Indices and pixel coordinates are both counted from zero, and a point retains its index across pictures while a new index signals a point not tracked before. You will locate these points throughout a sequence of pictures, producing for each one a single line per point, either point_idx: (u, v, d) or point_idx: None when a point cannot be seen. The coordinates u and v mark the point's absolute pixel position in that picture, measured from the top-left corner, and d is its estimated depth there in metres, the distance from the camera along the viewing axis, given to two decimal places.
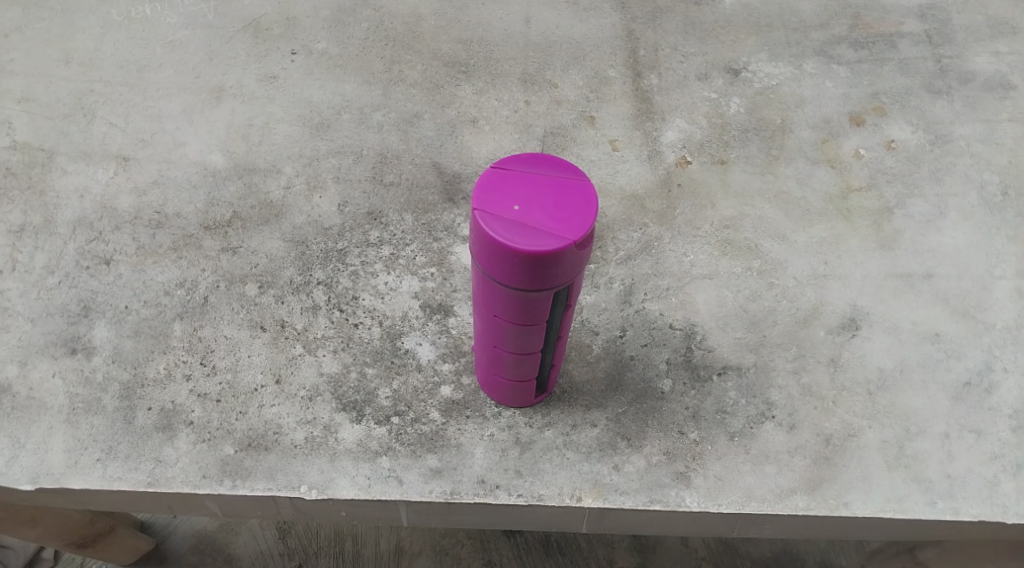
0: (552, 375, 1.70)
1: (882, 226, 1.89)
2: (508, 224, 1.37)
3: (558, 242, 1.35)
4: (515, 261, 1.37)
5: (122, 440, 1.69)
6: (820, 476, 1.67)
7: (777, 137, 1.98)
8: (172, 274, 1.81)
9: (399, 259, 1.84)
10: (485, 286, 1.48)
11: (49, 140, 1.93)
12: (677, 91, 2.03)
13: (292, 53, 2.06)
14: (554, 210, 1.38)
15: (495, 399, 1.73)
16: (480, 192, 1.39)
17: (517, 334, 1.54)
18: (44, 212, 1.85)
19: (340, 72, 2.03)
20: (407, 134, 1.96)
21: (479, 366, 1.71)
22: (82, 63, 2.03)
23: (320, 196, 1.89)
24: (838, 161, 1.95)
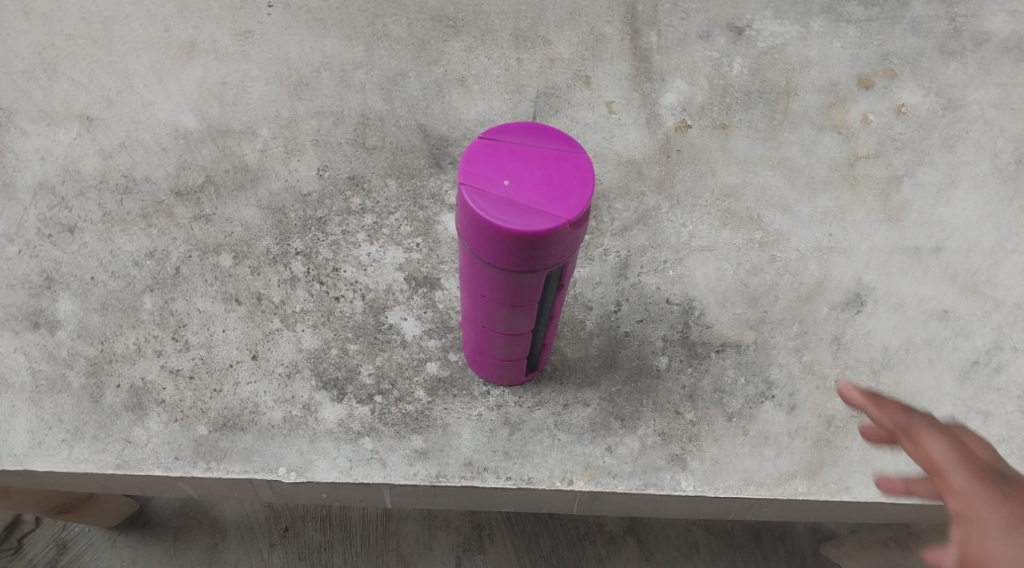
0: (543, 356, 1.62)
1: (890, 195, 1.80)
2: (496, 202, 1.27)
3: (550, 222, 1.26)
4: (504, 241, 1.28)
5: (90, 419, 1.60)
6: (820, 460, 1.61)
7: (782, 101, 1.89)
8: (141, 243, 1.71)
9: (383, 229, 1.74)
10: (472, 267, 1.39)
11: (7, 98, 1.82)
12: (677, 50, 1.94)
13: (268, 5, 1.95)
14: (547, 187, 1.28)
15: (483, 379, 1.65)
16: (467, 167, 1.29)
17: (506, 316, 1.46)
18: (3, 175, 1.75)
19: (320, 26, 1.93)
20: (392, 94, 1.86)
21: (466, 346, 1.62)
22: (41, 15, 1.92)
23: (298, 160, 1.79)
24: (845, 127, 1.87)
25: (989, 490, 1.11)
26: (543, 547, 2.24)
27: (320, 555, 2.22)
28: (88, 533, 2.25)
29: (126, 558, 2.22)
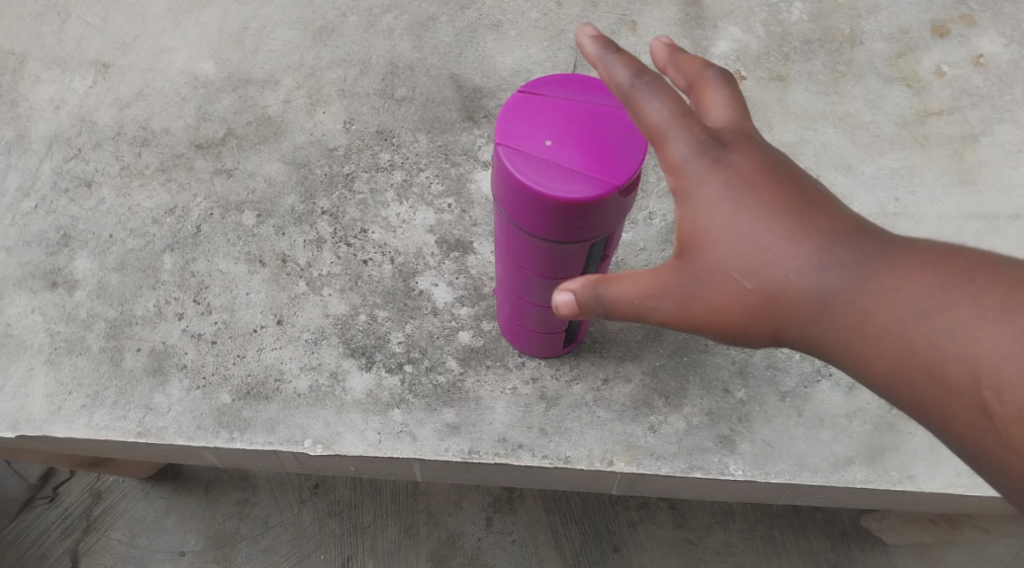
0: (585, 330, 1.50)
1: (965, 155, 1.66)
2: (537, 166, 1.14)
3: (597, 189, 1.12)
4: (544, 210, 1.15)
5: (109, 384, 1.53)
6: (882, 444, 1.49)
7: (846, 51, 1.74)
8: (160, 199, 1.63)
9: (413, 187, 1.65)
10: (508, 234, 1.27)
11: (20, 43, 1.75)
12: None
13: None
14: (594, 149, 1.14)
15: (519, 349, 1.54)
16: (505, 126, 1.16)
17: (545, 288, 1.34)
18: (17, 126, 1.68)
19: None
20: (422, 40, 1.76)
21: (502, 316, 1.51)
22: None
23: (324, 111, 1.70)
24: (917, 80, 1.72)
25: (707, 163, 1.07)
26: (575, 509, 1.99)
27: (350, 513, 1.98)
28: (123, 482, 2.03)
29: (158, 510, 2.00)
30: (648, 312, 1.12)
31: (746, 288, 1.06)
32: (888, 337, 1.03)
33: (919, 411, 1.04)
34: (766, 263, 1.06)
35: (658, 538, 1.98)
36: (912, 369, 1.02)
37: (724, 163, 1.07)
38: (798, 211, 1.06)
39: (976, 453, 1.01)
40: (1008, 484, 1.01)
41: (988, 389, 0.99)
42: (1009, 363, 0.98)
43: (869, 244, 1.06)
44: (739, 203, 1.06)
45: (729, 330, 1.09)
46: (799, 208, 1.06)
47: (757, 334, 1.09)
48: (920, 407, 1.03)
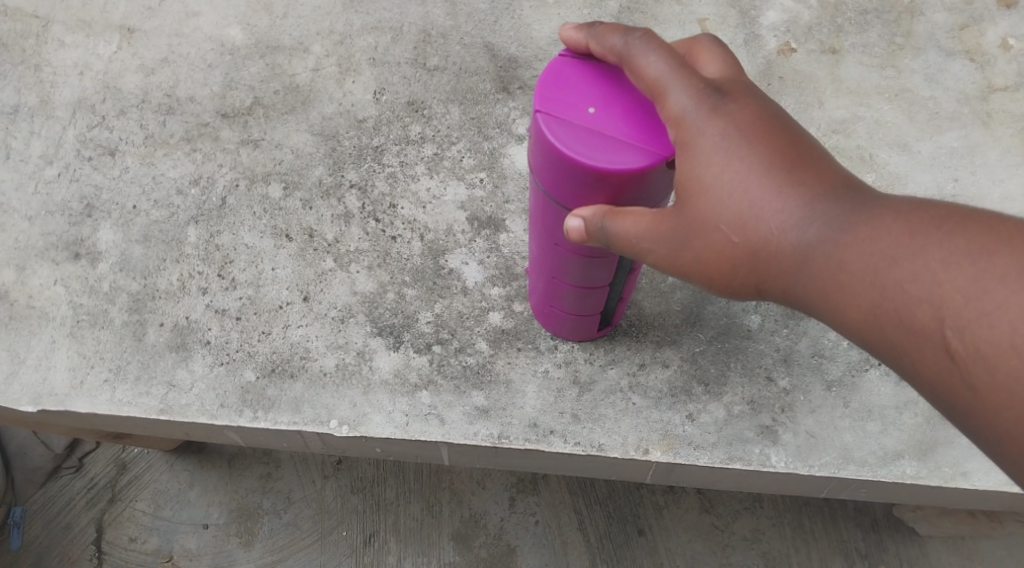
0: (619, 315, 1.43)
1: None
2: (580, 135, 1.07)
3: (640, 161, 1.05)
4: (586, 182, 1.08)
5: (131, 358, 1.49)
6: (933, 438, 1.43)
7: (904, 22, 1.66)
8: (185, 169, 1.59)
9: (444, 160, 1.59)
10: (544, 208, 1.20)
11: (44, 7, 1.71)
12: None
13: None
14: (640, 119, 1.07)
15: (551, 330, 1.48)
16: (545, 92, 1.08)
17: (580, 269, 1.27)
18: (40, 91, 1.65)
19: None
20: (456, 7, 1.69)
21: (534, 296, 1.44)
22: None
23: (353, 80, 1.64)
24: (980, 53, 1.63)
25: (705, 107, 1.05)
26: (599, 490, 1.94)
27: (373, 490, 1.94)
28: (148, 452, 1.99)
29: (183, 481, 1.97)
30: (635, 259, 1.10)
31: (729, 236, 1.05)
32: (860, 286, 1.01)
33: (889, 361, 1.01)
34: (752, 211, 1.04)
35: (684, 522, 1.91)
36: (889, 320, 1.00)
37: (716, 115, 1.05)
38: (787, 161, 1.04)
39: (946, 400, 0.98)
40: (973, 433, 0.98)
41: (952, 330, 0.96)
42: (977, 309, 0.96)
43: (859, 202, 1.04)
44: (727, 151, 1.04)
45: (712, 281, 1.08)
46: (787, 158, 1.04)
47: (740, 288, 1.08)
48: (891, 357, 1.01)
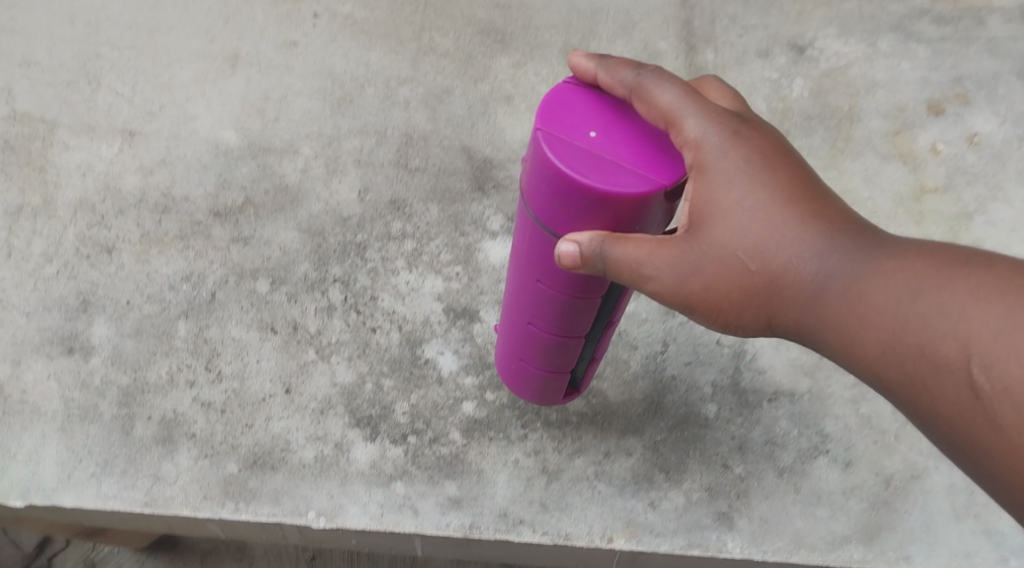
0: (590, 374, 1.52)
1: (959, 233, 1.74)
2: (581, 154, 1.14)
3: (643, 185, 1.13)
4: (586, 201, 1.15)
5: (119, 453, 1.53)
6: (878, 523, 1.51)
7: (845, 127, 1.83)
8: (178, 266, 1.67)
9: (422, 255, 1.70)
10: (532, 240, 1.27)
11: (50, 110, 1.81)
12: (734, 69, 1.89)
13: (315, 16, 1.93)
14: (639, 148, 1.16)
15: (518, 389, 1.55)
16: (549, 114, 1.17)
17: (559, 312, 1.35)
18: (44, 192, 1.73)
19: (365, 40, 1.91)
20: (436, 112, 1.83)
21: (504, 353, 1.52)
22: (87, 23, 1.91)
23: (339, 181, 1.76)
24: (913, 156, 1.81)
25: (722, 142, 1.18)
26: None
27: None
28: (118, 552, 2.00)
29: None
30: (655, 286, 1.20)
31: (743, 262, 1.17)
32: (875, 314, 1.12)
33: (892, 384, 1.12)
34: (765, 242, 1.16)
35: None
36: (894, 345, 1.11)
37: (731, 148, 1.19)
38: (797, 198, 1.17)
39: (943, 421, 1.08)
40: (971, 456, 1.07)
41: (977, 366, 1.04)
42: (998, 340, 1.04)
43: (878, 243, 1.15)
44: (742, 182, 1.17)
45: (722, 308, 1.19)
46: (796, 195, 1.17)
47: (754, 318, 1.19)
48: (894, 379, 1.11)
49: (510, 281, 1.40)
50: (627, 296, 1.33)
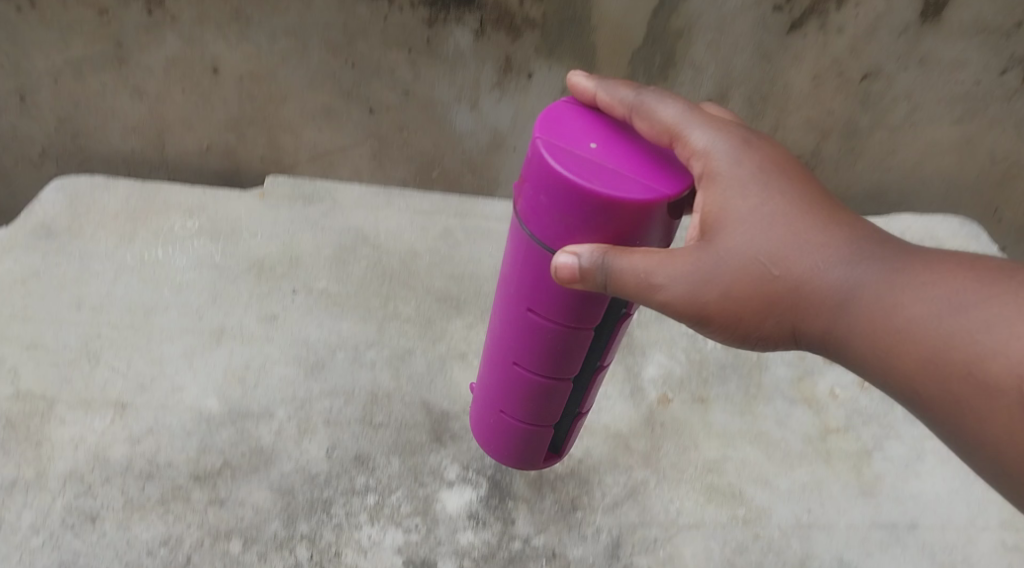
0: (571, 435, 1.77)
1: (863, 469, 1.89)
2: (579, 160, 1.36)
3: (648, 193, 1.34)
4: (595, 211, 1.35)
5: None
6: None
7: (754, 374, 2.00)
8: (157, 531, 1.72)
9: (384, 508, 1.77)
10: (519, 251, 1.49)
11: (53, 387, 1.87)
12: (655, 325, 2.07)
13: (293, 291, 2.05)
14: (637, 162, 1.38)
15: (496, 449, 1.79)
16: (550, 132, 1.39)
17: (546, 358, 1.57)
18: (37, 464, 1.77)
19: (339, 311, 2.03)
20: (398, 371, 1.95)
21: (487, 403, 1.73)
22: (92, 306, 1.98)
23: (310, 439, 1.84)
24: (815, 400, 1.98)
25: (728, 149, 1.41)
26: None
27: None
28: None
29: None
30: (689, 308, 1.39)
31: (760, 265, 1.37)
32: (908, 342, 1.32)
33: (904, 385, 1.34)
34: (783, 253, 1.36)
35: None
36: (903, 345, 1.32)
37: (738, 152, 1.41)
38: (806, 213, 1.38)
39: (947, 416, 1.30)
40: (1001, 466, 1.27)
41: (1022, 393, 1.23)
42: None
43: (891, 249, 1.37)
44: (750, 186, 1.39)
45: (747, 317, 1.39)
46: (805, 218, 1.38)
47: (777, 325, 1.39)
48: (903, 380, 1.33)
49: (496, 328, 1.63)
50: (613, 346, 1.58)
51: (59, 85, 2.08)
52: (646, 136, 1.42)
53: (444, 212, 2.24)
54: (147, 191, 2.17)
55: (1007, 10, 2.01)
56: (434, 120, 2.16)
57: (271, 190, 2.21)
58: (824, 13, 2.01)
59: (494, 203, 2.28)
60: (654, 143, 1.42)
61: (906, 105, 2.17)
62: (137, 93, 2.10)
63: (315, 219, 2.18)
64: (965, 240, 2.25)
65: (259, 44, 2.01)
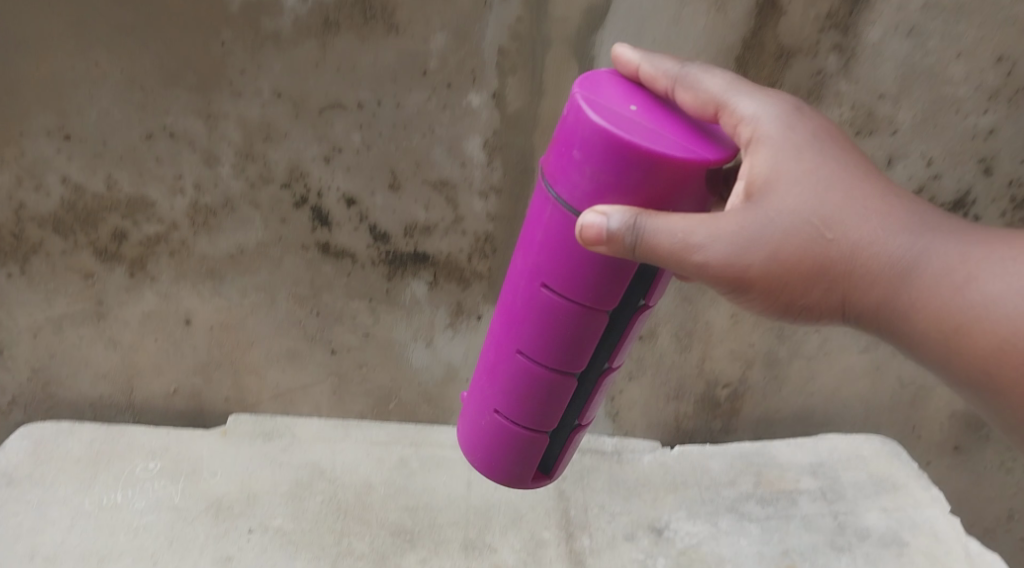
0: (564, 453, 1.81)
1: None
2: (624, 117, 1.46)
3: (688, 156, 1.43)
4: (637, 167, 1.44)
5: None
6: None
7: None
8: None
9: None
10: (541, 232, 1.56)
11: None
12: (608, 552, 2.04)
13: (249, 530, 2.04)
14: (679, 132, 1.48)
15: (485, 460, 1.79)
16: (596, 94, 1.49)
17: (554, 347, 1.62)
18: None
19: (292, 549, 2.02)
20: None
21: (482, 403, 1.76)
22: (45, 557, 1.97)
23: None
24: None
25: (781, 121, 1.51)
26: None
27: None
28: None
29: None
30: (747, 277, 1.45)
31: (811, 227, 1.45)
32: (954, 309, 1.43)
33: (937, 349, 1.45)
34: (837, 219, 1.45)
35: None
36: (943, 311, 1.43)
37: (789, 124, 1.51)
38: (855, 180, 1.47)
39: (977, 376, 1.43)
40: None
41: None
42: None
43: (935, 219, 1.47)
44: (803, 153, 1.48)
45: (793, 284, 1.46)
46: (857, 186, 1.47)
47: (828, 292, 1.47)
48: (940, 343, 1.44)
49: (499, 321, 1.69)
50: (624, 344, 1.64)
51: (37, 340, 2.17)
52: (688, 107, 1.53)
53: (398, 442, 2.25)
54: (112, 434, 2.18)
55: None
56: (391, 358, 2.23)
57: (233, 428, 2.23)
58: None
59: (451, 431, 2.29)
60: (699, 114, 1.53)
61: (816, 340, 2.14)
62: (113, 344, 2.19)
63: (274, 455, 2.19)
64: (888, 460, 2.20)
65: (231, 297, 2.14)
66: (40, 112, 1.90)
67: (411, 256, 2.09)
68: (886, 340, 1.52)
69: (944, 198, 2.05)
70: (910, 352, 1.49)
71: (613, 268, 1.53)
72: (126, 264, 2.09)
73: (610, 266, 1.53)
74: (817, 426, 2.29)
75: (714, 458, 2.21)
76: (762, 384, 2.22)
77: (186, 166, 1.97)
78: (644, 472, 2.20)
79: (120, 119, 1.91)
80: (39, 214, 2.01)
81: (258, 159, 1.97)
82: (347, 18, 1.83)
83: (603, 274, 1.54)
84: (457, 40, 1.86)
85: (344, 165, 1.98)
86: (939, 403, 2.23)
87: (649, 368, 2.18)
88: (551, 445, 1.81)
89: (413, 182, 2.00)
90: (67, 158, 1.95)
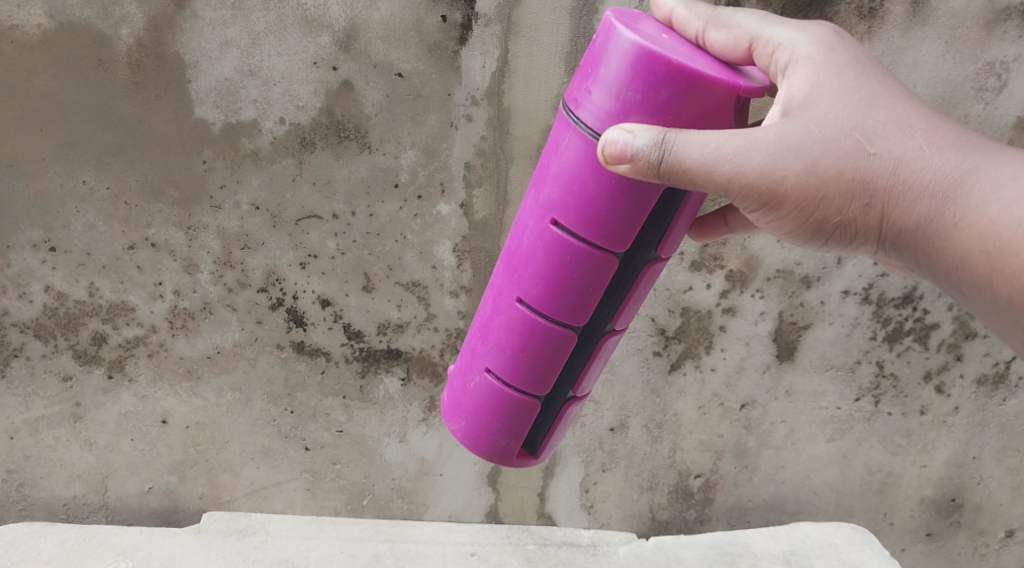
0: (554, 431, 1.71)
1: None
2: (656, 39, 1.44)
3: (719, 79, 1.42)
4: (666, 85, 1.41)
5: None
6: None
7: None
8: None
9: None
10: (556, 164, 1.51)
11: None
12: None
13: None
14: (709, 60, 1.46)
15: (469, 428, 1.68)
16: (628, 19, 1.48)
17: (557, 295, 1.54)
18: None
19: None
20: None
21: (472, 362, 1.66)
22: None
23: None
24: None
25: (823, 39, 1.50)
26: None
27: None
28: None
29: None
30: (783, 185, 1.44)
31: (849, 143, 1.44)
32: (994, 235, 1.39)
33: (975, 274, 1.41)
34: (878, 134, 1.44)
35: None
36: (987, 232, 1.40)
37: (831, 47, 1.49)
38: (897, 99, 1.46)
39: (1017, 303, 1.39)
40: None
41: None
42: None
43: (980, 142, 1.44)
44: (844, 72, 1.46)
45: (829, 198, 1.45)
46: (901, 105, 1.46)
47: (864, 209, 1.45)
48: (979, 267, 1.41)
49: (498, 272, 1.61)
50: (631, 303, 1.58)
51: (13, 442, 2.19)
52: (721, 46, 1.49)
53: (373, 539, 2.13)
54: (83, 534, 2.08)
55: (848, 349, 2.15)
56: (366, 454, 2.21)
57: (207, 525, 2.11)
58: (697, 356, 2.15)
59: (423, 526, 2.16)
60: (731, 53, 1.50)
61: (782, 430, 2.21)
62: (88, 445, 2.19)
63: (247, 552, 2.07)
64: (859, 549, 2.10)
65: (207, 397, 2.17)
66: (29, 226, 2.05)
67: (384, 352, 2.14)
68: (922, 270, 1.49)
69: (892, 294, 2.11)
70: (945, 281, 1.46)
71: (627, 205, 1.48)
72: (105, 366, 2.15)
73: (624, 203, 1.48)
74: (789, 515, 2.26)
75: (689, 548, 2.12)
76: (732, 473, 2.23)
77: (167, 273, 2.08)
78: (619, 565, 2.09)
79: (105, 231, 2.05)
80: (22, 320, 2.11)
81: (236, 266, 2.07)
82: (323, 138, 2.00)
83: (616, 211, 1.48)
84: (426, 156, 2.01)
85: (320, 269, 2.08)
86: (908, 489, 2.24)
87: (621, 459, 2.22)
88: (541, 421, 1.71)
89: (386, 284, 2.09)
90: (52, 268, 2.08)
